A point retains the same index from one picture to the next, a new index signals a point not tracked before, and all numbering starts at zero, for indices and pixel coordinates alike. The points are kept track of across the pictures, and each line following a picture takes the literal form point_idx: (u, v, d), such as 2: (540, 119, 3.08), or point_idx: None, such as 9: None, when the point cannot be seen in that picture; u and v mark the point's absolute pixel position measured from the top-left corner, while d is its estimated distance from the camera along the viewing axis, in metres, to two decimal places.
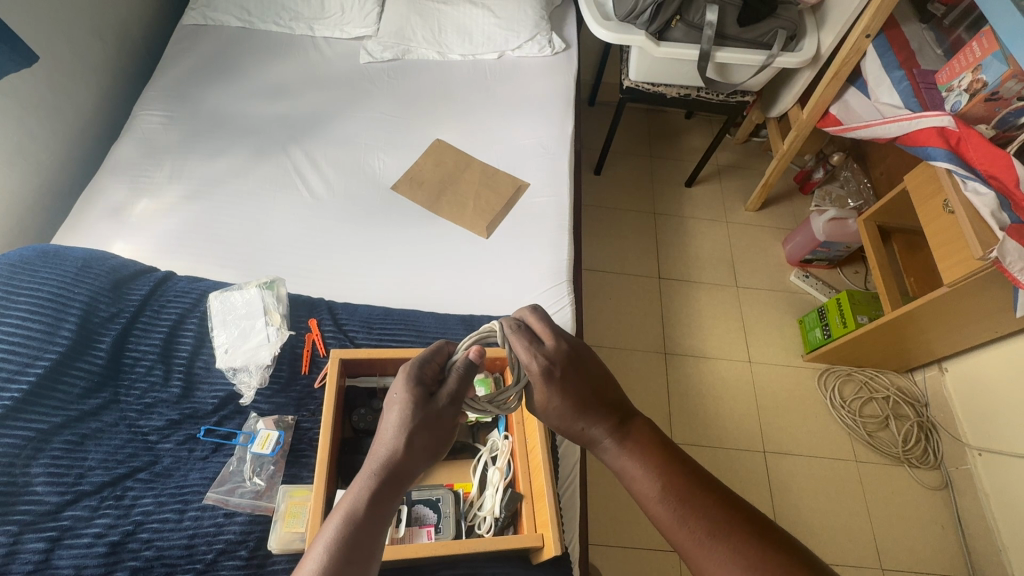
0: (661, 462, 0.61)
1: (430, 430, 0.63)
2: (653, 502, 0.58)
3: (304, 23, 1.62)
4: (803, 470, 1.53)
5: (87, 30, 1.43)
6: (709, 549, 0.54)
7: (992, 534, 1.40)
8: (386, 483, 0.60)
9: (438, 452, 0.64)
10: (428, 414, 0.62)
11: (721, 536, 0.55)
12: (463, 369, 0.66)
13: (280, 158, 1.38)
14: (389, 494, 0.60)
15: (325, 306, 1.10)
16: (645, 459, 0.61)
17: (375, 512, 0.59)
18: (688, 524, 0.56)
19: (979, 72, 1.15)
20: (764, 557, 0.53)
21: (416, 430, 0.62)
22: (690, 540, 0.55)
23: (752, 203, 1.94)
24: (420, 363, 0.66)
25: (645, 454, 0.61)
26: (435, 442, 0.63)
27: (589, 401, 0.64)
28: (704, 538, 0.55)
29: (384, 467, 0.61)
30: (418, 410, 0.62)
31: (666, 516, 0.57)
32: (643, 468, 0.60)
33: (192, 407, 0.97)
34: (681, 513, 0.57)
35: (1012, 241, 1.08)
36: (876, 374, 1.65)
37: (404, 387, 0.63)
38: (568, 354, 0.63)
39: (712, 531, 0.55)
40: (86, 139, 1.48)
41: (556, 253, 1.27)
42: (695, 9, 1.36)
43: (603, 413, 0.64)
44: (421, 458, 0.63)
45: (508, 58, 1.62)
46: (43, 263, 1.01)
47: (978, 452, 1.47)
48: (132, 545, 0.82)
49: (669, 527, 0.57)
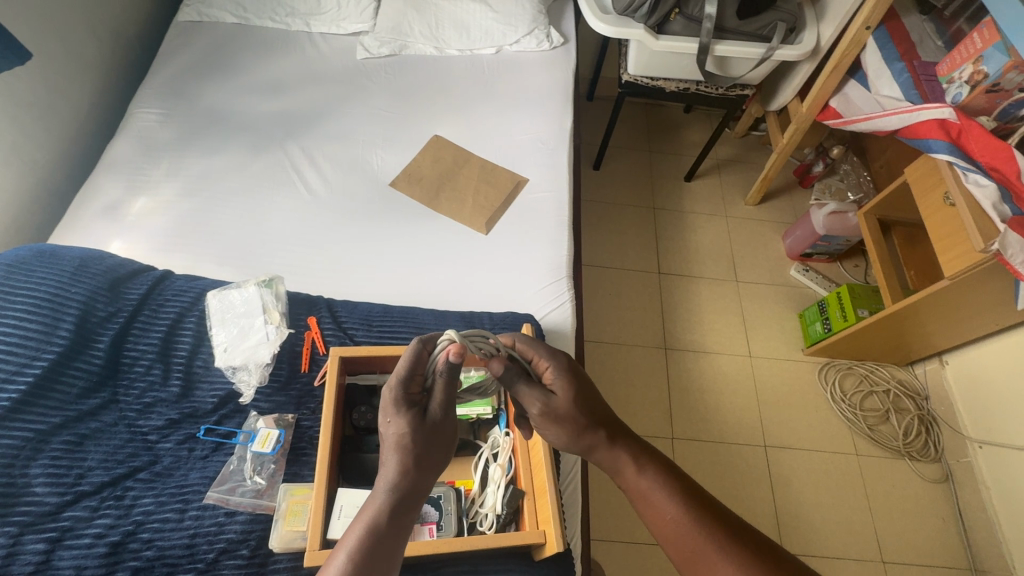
0: (670, 475, 0.70)
1: (435, 440, 0.68)
2: (670, 510, 0.66)
3: (301, 19, 1.61)
4: (803, 465, 1.53)
5: (82, 27, 1.42)
6: (718, 551, 0.62)
7: (993, 526, 1.41)
8: (397, 497, 0.64)
9: (443, 459, 0.69)
10: (429, 428, 0.67)
11: (723, 539, 0.63)
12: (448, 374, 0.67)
13: (277, 155, 1.37)
14: (404, 505, 0.64)
15: (324, 304, 1.09)
16: (658, 473, 0.69)
17: (390, 524, 0.63)
18: (702, 529, 0.64)
19: (980, 63, 1.14)
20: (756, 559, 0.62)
21: (417, 445, 0.66)
22: (703, 544, 0.63)
23: (752, 197, 1.93)
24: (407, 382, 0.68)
25: (657, 467, 0.70)
26: (438, 453, 0.68)
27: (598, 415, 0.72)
28: (714, 543, 0.63)
29: (393, 482, 0.64)
30: (418, 429, 0.66)
31: (681, 523, 0.65)
32: (658, 479, 0.69)
33: (191, 407, 0.97)
34: (693, 519, 0.65)
35: (1014, 233, 1.08)
36: (877, 367, 1.65)
37: (396, 413, 0.66)
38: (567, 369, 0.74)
39: (720, 538, 0.63)
40: (82, 138, 1.47)
41: (556, 248, 1.27)
42: (694, 3, 1.36)
43: (615, 430, 0.73)
44: (425, 470, 0.67)
45: (506, 52, 1.61)
46: (39, 263, 1.01)
47: (978, 444, 1.47)
48: (133, 546, 0.81)
49: (684, 533, 0.64)
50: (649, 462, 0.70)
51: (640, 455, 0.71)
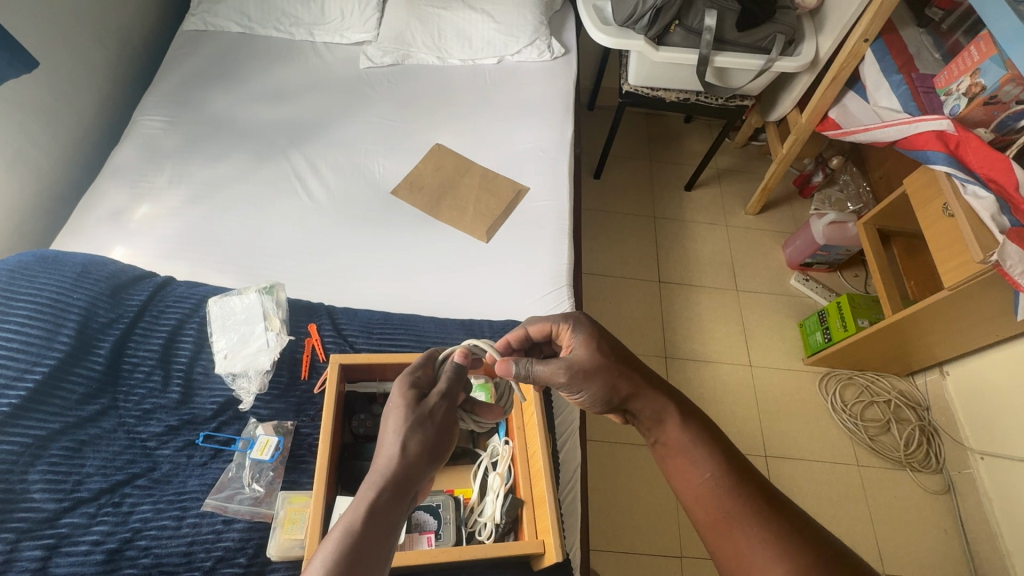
0: (715, 444, 0.69)
1: (430, 426, 0.67)
2: (708, 470, 0.65)
3: (305, 29, 1.62)
4: (803, 475, 1.53)
5: (88, 35, 1.44)
6: (752, 524, 0.60)
7: (995, 539, 1.39)
8: (391, 488, 0.61)
9: (441, 452, 0.67)
10: (424, 411, 0.67)
11: (765, 518, 0.60)
12: (451, 372, 0.72)
13: (280, 163, 1.38)
14: (395, 501, 0.61)
15: (325, 311, 1.10)
16: (702, 435, 0.69)
17: (384, 515, 0.60)
18: (739, 498, 0.62)
19: (978, 76, 1.16)
20: (799, 542, 0.58)
21: (411, 429, 0.65)
22: (736, 511, 0.61)
23: (752, 207, 1.94)
24: (412, 373, 0.73)
25: (701, 434, 0.69)
26: (434, 441, 0.66)
27: (628, 359, 0.74)
28: (751, 517, 0.61)
29: (385, 471, 0.62)
30: (412, 411, 0.67)
31: (718, 486, 0.64)
32: (701, 443, 0.68)
33: (191, 413, 0.97)
34: (730, 487, 0.64)
35: (1012, 244, 1.07)
36: (877, 378, 1.64)
37: (399, 395, 0.69)
38: (587, 321, 0.77)
39: (758, 510, 0.61)
40: (88, 145, 1.48)
41: (556, 256, 1.27)
42: (694, 14, 1.36)
43: (659, 388, 0.73)
44: (422, 463, 0.65)
45: (507, 62, 1.63)
46: (43, 268, 1.02)
47: (980, 456, 1.46)
48: (130, 553, 0.81)
49: (718, 498, 0.63)
50: (693, 420, 0.71)
51: (685, 411, 0.72)
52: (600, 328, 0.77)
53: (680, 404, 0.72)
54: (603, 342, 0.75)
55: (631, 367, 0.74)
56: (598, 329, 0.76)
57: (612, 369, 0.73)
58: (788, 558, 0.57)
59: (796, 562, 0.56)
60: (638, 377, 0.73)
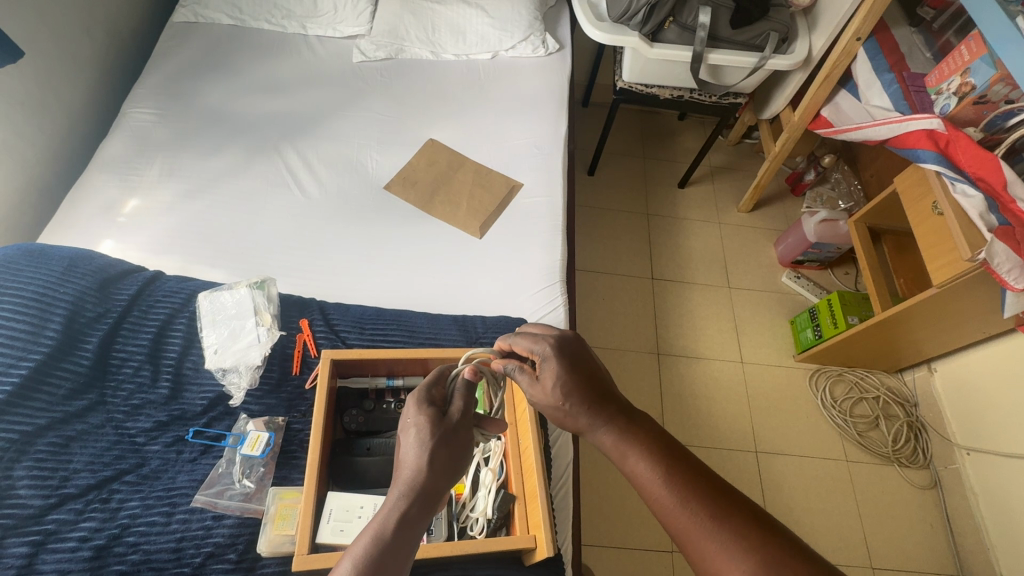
0: (664, 454, 0.62)
1: (451, 444, 0.66)
2: (657, 488, 0.59)
3: (297, 22, 1.61)
4: (793, 470, 1.54)
5: (75, 26, 1.41)
6: (707, 531, 0.55)
7: (980, 532, 1.41)
8: (418, 500, 0.61)
9: (462, 469, 0.66)
10: (445, 429, 0.66)
11: (725, 525, 0.55)
12: (463, 388, 0.71)
13: (272, 158, 1.37)
14: (420, 516, 0.61)
15: (317, 306, 1.09)
16: (647, 449, 0.63)
17: (407, 530, 0.59)
18: (694, 508, 0.57)
19: (967, 76, 1.16)
20: (763, 541, 0.53)
21: (436, 445, 0.64)
22: (690, 523, 0.56)
23: (745, 205, 1.94)
24: (427, 388, 0.71)
25: (645, 446, 0.63)
26: (456, 457, 0.65)
27: (583, 394, 0.67)
28: (713, 530, 0.55)
29: (411, 484, 0.62)
30: (434, 426, 0.66)
31: (671, 502, 0.58)
32: (648, 459, 0.62)
33: (180, 409, 0.96)
34: (682, 496, 0.58)
35: (1000, 242, 1.08)
36: (866, 374, 1.66)
37: (418, 410, 0.67)
38: (555, 348, 0.69)
39: (716, 516, 0.56)
40: (74, 137, 1.46)
41: (549, 252, 1.27)
42: (689, 10, 1.36)
43: (602, 410, 0.66)
44: (445, 477, 0.64)
45: (501, 58, 1.61)
46: (28, 263, 1.00)
47: (966, 451, 1.48)
48: (118, 549, 0.80)
49: (677, 514, 0.57)
50: (636, 434, 0.64)
51: (628, 430, 0.65)
52: (566, 363, 0.68)
53: (623, 420, 0.66)
54: (571, 379, 0.67)
55: (585, 402, 0.66)
56: (566, 361, 0.68)
57: (562, 410, 0.67)
58: (753, 559, 0.52)
59: (762, 563, 0.52)
60: (586, 414, 0.66)
